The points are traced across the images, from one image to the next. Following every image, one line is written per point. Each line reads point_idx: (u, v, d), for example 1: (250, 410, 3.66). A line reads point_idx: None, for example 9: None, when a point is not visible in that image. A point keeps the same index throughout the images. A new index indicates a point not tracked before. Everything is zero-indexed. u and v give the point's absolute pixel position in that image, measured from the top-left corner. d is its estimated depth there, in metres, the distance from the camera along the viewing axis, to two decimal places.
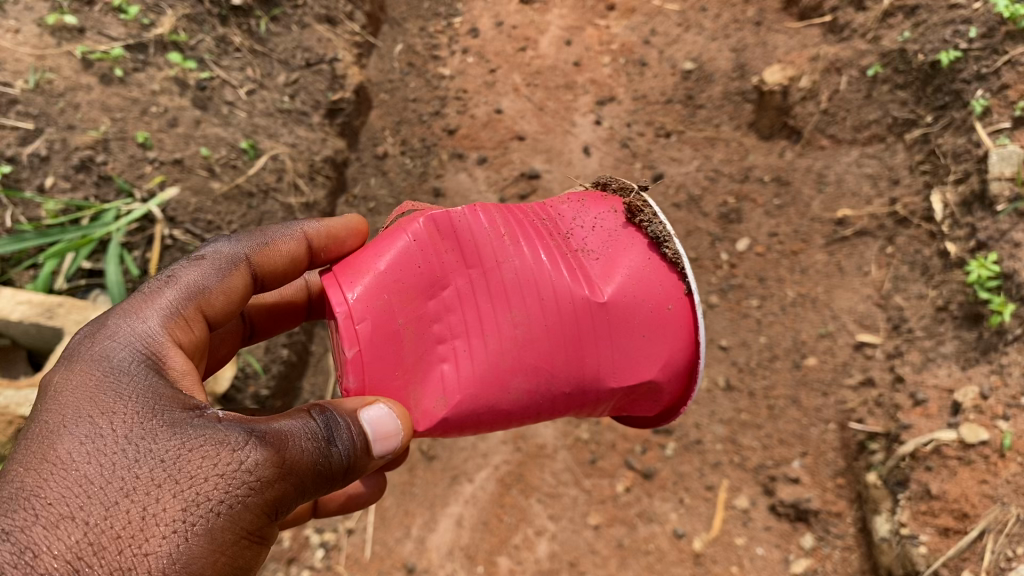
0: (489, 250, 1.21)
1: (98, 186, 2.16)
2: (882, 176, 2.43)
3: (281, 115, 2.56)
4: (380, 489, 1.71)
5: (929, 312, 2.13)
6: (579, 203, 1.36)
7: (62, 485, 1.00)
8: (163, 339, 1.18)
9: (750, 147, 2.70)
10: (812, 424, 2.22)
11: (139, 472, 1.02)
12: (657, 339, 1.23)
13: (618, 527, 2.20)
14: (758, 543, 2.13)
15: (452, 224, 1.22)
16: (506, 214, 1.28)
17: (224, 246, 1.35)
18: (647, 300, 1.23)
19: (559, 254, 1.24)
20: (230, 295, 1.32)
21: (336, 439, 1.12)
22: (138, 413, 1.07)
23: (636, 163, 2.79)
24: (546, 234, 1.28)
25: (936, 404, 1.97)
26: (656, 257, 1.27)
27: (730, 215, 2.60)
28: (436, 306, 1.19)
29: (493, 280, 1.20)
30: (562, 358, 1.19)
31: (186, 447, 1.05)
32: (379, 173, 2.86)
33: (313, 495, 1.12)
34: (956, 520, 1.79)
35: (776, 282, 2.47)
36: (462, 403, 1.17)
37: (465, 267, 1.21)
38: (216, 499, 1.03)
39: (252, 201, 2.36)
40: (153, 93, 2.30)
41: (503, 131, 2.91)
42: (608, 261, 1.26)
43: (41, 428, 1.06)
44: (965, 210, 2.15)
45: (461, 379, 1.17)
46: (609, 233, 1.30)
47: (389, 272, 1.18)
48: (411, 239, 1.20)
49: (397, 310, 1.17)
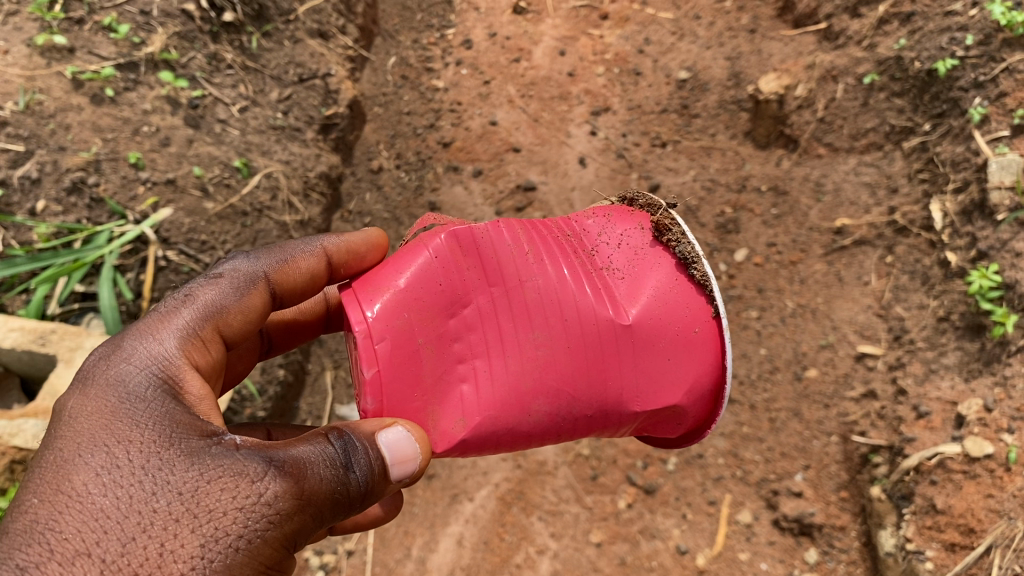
0: (512, 268, 1.20)
1: (90, 209, 2.15)
2: (880, 185, 2.42)
3: (274, 132, 2.54)
4: (396, 508, 1.61)
5: (931, 322, 2.11)
6: (604, 220, 1.34)
7: (79, 519, 0.98)
8: (180, 363, 1.17)
9: (746, 156, 2.69)
10: (813, 436, 2.20)
11: (156, 506, 1.00)
12: (682, 362, 1.21)
13: (620, 545, 2.18)
14: (762, 558, 2.11)
15: (474, 241, 1.21)
16: (530, 232, 1.27)
17: (243, 263, 1.34)
18: (672, 322, 1.20)
19: (583, 272, 1.23)
20: (248, 315, 1.30)
21: (353, 464, 1.10)
22: (154, 442, 1.06)
23: (632, 174, 2.77)
24: (571, 252, 1.27)
25: (939, 416, 1.95)
26: (683, 278, 1.24)
27: (727, 225, 2.58)
28: (457, 325, 1.17)
29: (515, 299, 1.18)
30: (585, 381, 1.17)
31: (204, 479, 1.03)
32: (374, 187, 2.82)
33: (330, 521, 1.11)
34: (963, 535, 1.77)
35: (775, 293, 2.45)
36: (481, 425, 1.14)
37: (488, 285, 1.19)
38: (234, 533, 1.01)
39: (247, 220, 2.34)
40: (145, 112, 2.28)
41: (498, 143, 2.89)
42: (633, 281, 1.24)
43: (57, 458, 1.04)
44: (965, 219, 2.14)
45: (481, 401, 1.14)
46: (635, 251, 1.28)
47: (409, 289, 1.15)
48: (432, 255, 1.18)
49: (417, 329, 1.14)
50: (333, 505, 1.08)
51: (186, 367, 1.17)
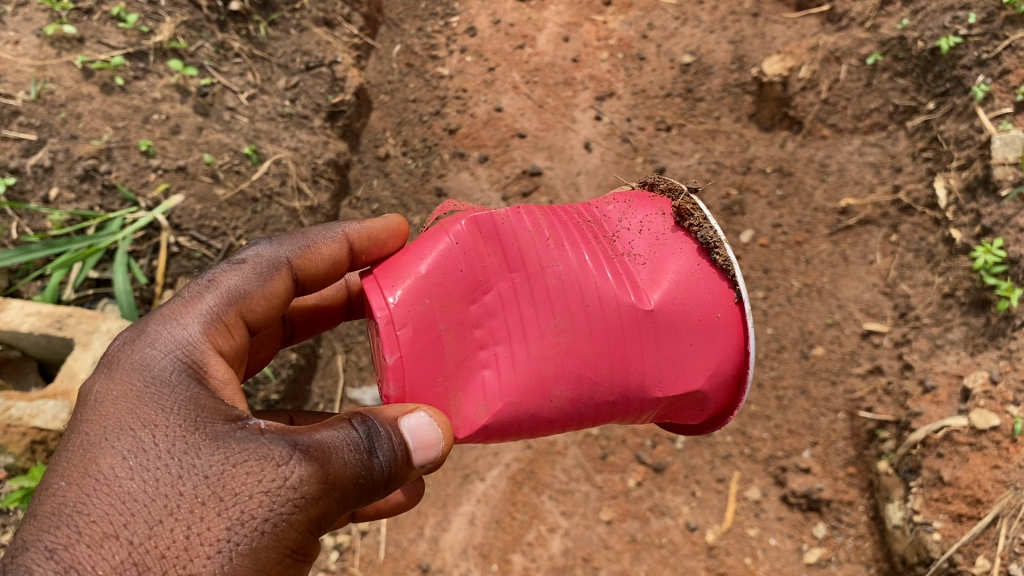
0: (532, 253, 1.22)
1: (102, 196, 2.16)
2: (884, 164, 2.44)
3: (282, 119, 2.56)
4: (419, 495, 1.60)
5: (936, 299, 2.13)
6: (625, 204, 1.35)
7: (107, 501, 1.01)
8: (204, 347, 1.19)
9: (751, 138, 2.71)
10: (820, 413, 2.23)
11: (183, 489, 1.02)
12: (705, 348, 1.22)
13: (630, 522, 2.21)
14: (771, 534, 2.14)
15: (494, 228, 1.22)
16: (550, 217, 1.28)
17: (265, 249, 1.35)
18: (694, 307, 1.22)
19: (604, 258, 1.24)
20: (267, 300, 1.32)
21: (376, 449, 1.12)
22: (180, 425, 1.08)
23: (637, 158, 2.79)
24: (591, 237, 1.28)
25: (945, 390, 1.98)
26: (704, 263, 1.25)
27: (732, 207, 2.60)
28: (478, 311, 1.19)
29: (537, 284, 1.20)
30: (606, 366, 1.19)
31: (229, 463, 1.06)
32: (381, 174, 2.84)
33: (354, 505, 1.13)
34: (970, 506, 1.79)
35: (781, 273, 2.47)
36: (502, 411, 1.16)
37: (509, 271, 1.20)
38: (260, 517, 1.04)
39: (257, 206, 2.35)
40: (155, 101, 2.30)
41: (504, 129, 2.91)
42: (655, 266, 1.25)
43: (83, 441, 1.07)
44: (969, 195, 2.15)
45: (503, 387, 1.16)
46: (656, 236, 1.29)
47: (431, 275, 1.17)
48: (453, 242, 1.20)
49: (439, 315, 1.16)
50: (356, 488, 1.10)
51: (208, 350, 1.19)
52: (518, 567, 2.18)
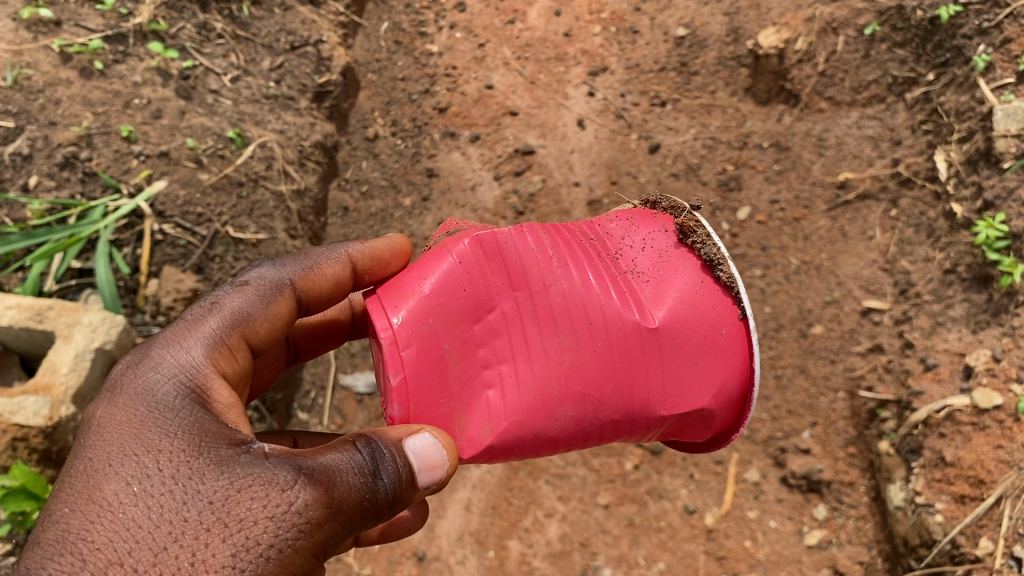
0: (536, 272, 1.18)
1: (83, 183, 2.11)
2: (883, 138, 2.38)
3: (267, 101, 2.50)
4: (422, 517, 1.62)
5: (937, 275, 2.09)
6: (629, 222, 1.32)
7: (111, 528, 1.00)
8: (207, 370, 1.19)
9: (747, 113, 2.64)
10: (820, 392, 2.19)
11: (187, 516, 1.01)
12: (711, 365, 1.18)
13: (628, 506, 2.18)
14: (771, 516, 2.11)
15: (498, 246, 1.19)
16: (554, 236, 1.25)
17: (269, 270, 1.35)
18: (698, 323, 1.18)
19: (608, 276, 1.21)
20: (271, 320, 1.31)
21: (381, 471, 1.10)
22: (183, 451, 1.07)
23: (632, 134, 2.74)
24: (595, 255, 1.25)
25: (947, 368, 1.94)
26: (708, 280, 1.22)
27: (729, 182, 2.55)
28: (481, 330, 1.16)
29: (540, 303, 1.16)
30: (611, 384, 1.15)
31: (233, 488, 1.04)
32: (370, 155, 2.79)
33: (360, 529, 1.11)
34: (972, 487, 1.75)
35: (779, 250, 2.42)
36: (507, 431, 1.12)
37: (512, 289, 1.17)
38: (265, 543, 1.02)
39: (242, 191, 2.30)
40: (135, 85, 2.25)
41: (495, 107, 2.85)
42: (659, 283, 1.21)
43: (88, 468, 1.06)
44: (970, 168, 2.10)
45: (507, 406, 1.12)
46: (660, 254, 1.26)
47: (433, 295, 1.15)
48: (456, 260, 1.17)
49: (442, 335, 1.14)
50: (363, 511, 1.08)
51: (212, 373, 1.19)
52: (515, 553, 2.15)
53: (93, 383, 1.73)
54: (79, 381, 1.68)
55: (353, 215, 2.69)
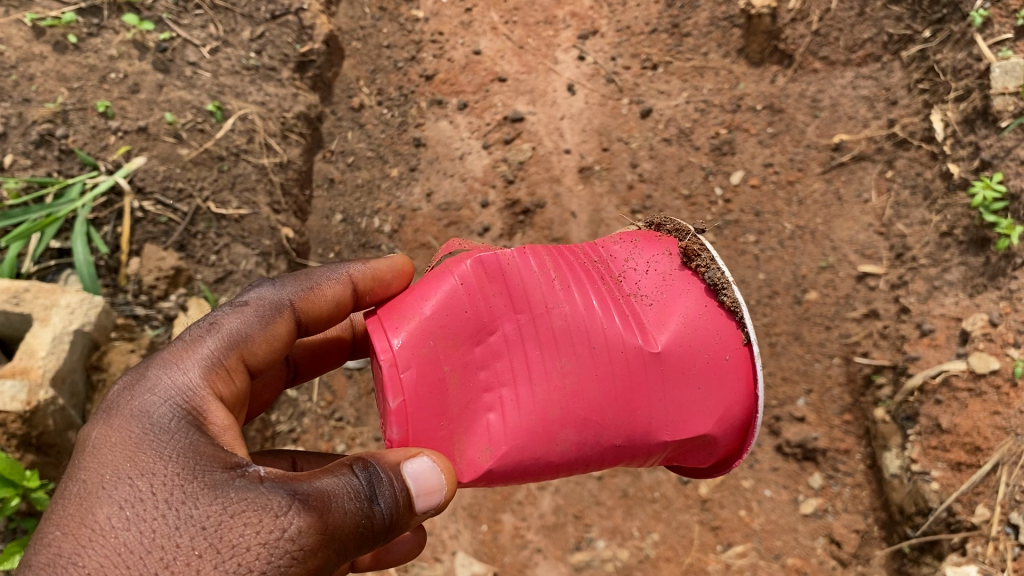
0: (538, 295, 1.16)
1: (60, 161, 2.06)
2: (879, 98, 2.33)
3: (247, 73, 2.44)
4: (420, 544, 1.58)
5: (933, 238, 2.04)
6: (632, 245, 1.30)
7: (102, 552, 0.95)
8: (203, 394, 1.14)
9: (740, 74, 2.58)
10: (815, 359, 2.16)
11: (179, 541, 0.97)
12: (714, 390, 1.16)
13: (621, 477, 2.16)
14: (766, 485, 2.09)
15: (501, 268, 1.17)
16: (556, 259, 1.23)
17: (269, 291, 1.31)
18: (702, 349, 1.16)
19: (611, 299, 1.19)
20: (269, 340, 1.26)
21: (379, 495, 1.07)
22: (178, 474, 1.03)
23: (623, 99, 2.69)
24: (598, 278, 1.22)
25: (943, 333, 1.91)
26: (712, 304, 1.19)
27: (722, 147, 2.49)
28: (482, 353, 1.14)
29: (543, 326, 1.14)
30: (613, 409, 1.12)
31: (226, 512, 1.00)
32: (356, 126, 2.73)
33: (355, 556, 1.07)
34: (969, 454, 1.73)
35: (773, 215, 2.37)
36: (508, 455, 1.09)
37: (514, 312, 1.15)
38: (258, 570, 0.98)
39: (223, 165, 2.25)
40: (111, 59, 2.20)
41: (483, 73, 2.79)
42: (662, 308, 1.19)
43: (79, 490, 1.02)
44: (967, 128, 2.05)
45: (508, 429, 1.10)
46: (663, 277, 1.23)
47: (435, 315, 1.12)
48: (458, 282, 1.14)
49: (443, 357, 1.11)
50: (360, 536, 1.04)
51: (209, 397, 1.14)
52: (508, 527, 2.13)
53: (73, 364, 1.70)
54: (58, 365, 1.64)
55: (339, 187, 2.62)
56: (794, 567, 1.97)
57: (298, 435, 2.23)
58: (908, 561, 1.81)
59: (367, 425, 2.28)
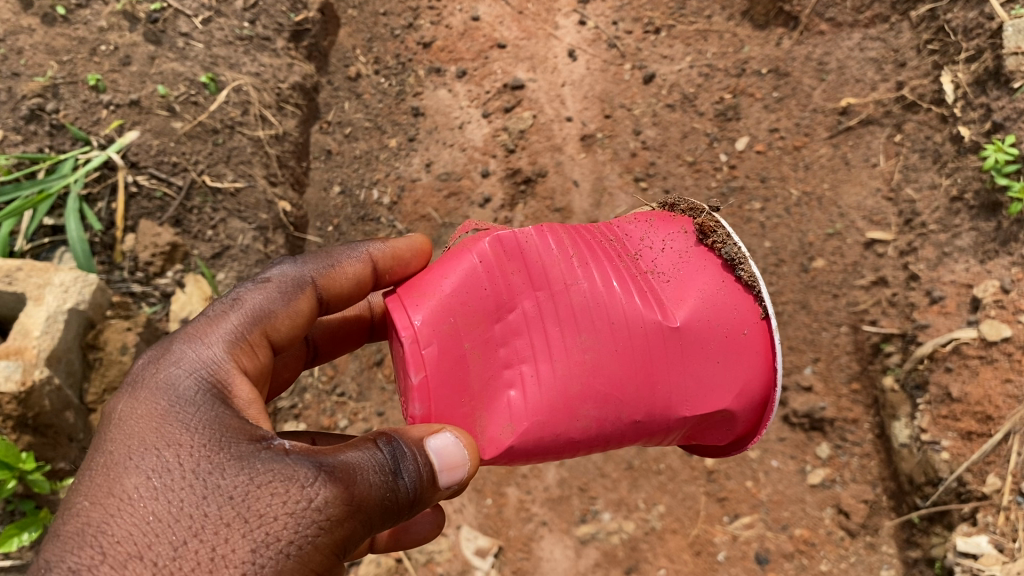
0: (557, 272, 1.13)
1: (52, 136, 2.03)
2: (887, 60, 2.27)
3: (240, 43, 2.38)
4: (439, 526, 1.54)
5: (943, 203, 2.00)
6: (646, 224, 1.26)
7: (130, 521, 0.92)
8: (227, 366, 1.11)
9: (744, 37, 2.53)
10: (822, 328, 2.13)
11: (207, 511, 0.94)
12: (733, 365, 1.13)
13: (627, 449, 2.14)
14: (773, 456, 2.06)
15: (519, 246, 1.14)
16: (573, 236, 1.20)
17: (290, 268, 1.27)
18: (722, 324, 1.13)
19: (629, 277, 1.16)
20: (293, 317, 1.23)
21: (404, 469, 1.03)
22: (204, 445, 1.00)
23: (625, 64, 2.63)
24: (614, 256, 1.19)
25: (953, 300, 1.87)
26: (730, 279, 1.17)
27: (726, 112, 2.45)
28: (502, 330, 1.11)
29: (561, 304, 1.11)
30: (632, 385, 1.09)
31: (252, 482, 0.97)
32: (353, 95, 2.69)
33: (381, 529, 1.04)
34: (980, 423, 1.70)
35: (779, 181, 2.32)
36: (529, 431, 1.07)
37: (534, 288, 1.12)
38: (285, 540, 0.95)
39: (218, 138, 2.20)
40: (101, 31, 2.15)
41: (482, 39, 2.73)
42: (679, 284, 1.16)
43: (105, 460, 0.99)
44: (978, 89, 2.01)
45: (529, 406, 1.08)
46: (680, 255, 1.20)
47: (454, 293, 1.10)
48: (477, 260, 1.12)
49: (463, 334, 1.09)
50: (387, 507, 1.02)
51: (233, 371, 1.11)
52: (513, 500, 2.11)
53: (68, 343, 1.68)
54: (52, 344, 1.61)
55: (336, 158, 2.59)
56: (801, 538, 1.95)
57: (299, 411, 2.22)
58: (917, 531, 1.80)
59: (370, 400, 2.25)
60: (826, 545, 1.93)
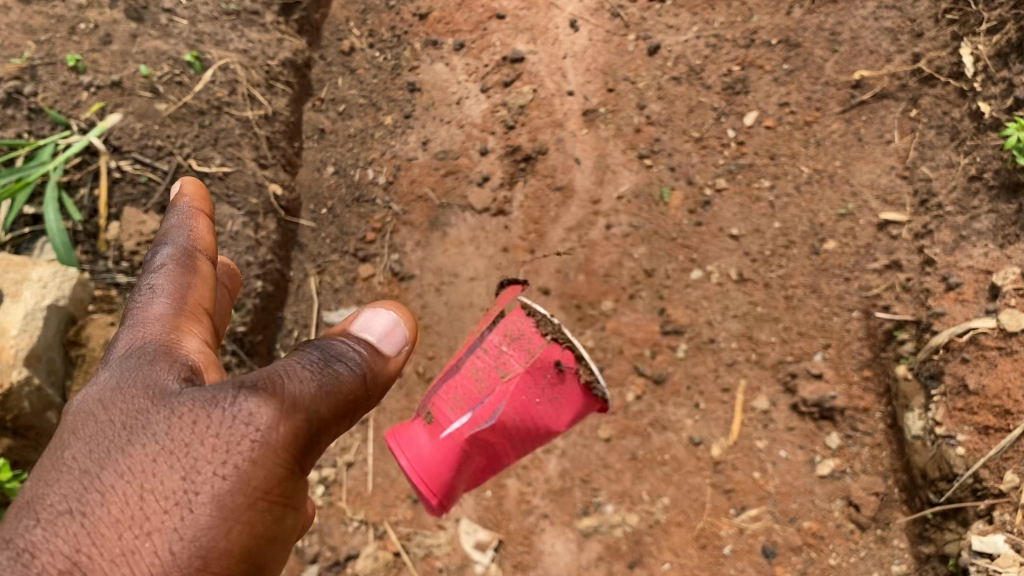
0: (481, 432, 1.47)
1: (30, 120, 1.95)
2: (903, 29, 2.19)
3: (227, 18, 2.30)
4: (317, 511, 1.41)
5: (961, 183, 1.92)
6: (531, 379, 1.44)
7: (62, 487, 0.93)
8: (157, 316, 1.11)
9: (753, 6, 2.44)
10: (833, 313, 2.05)
11: (135, 458, 0.94)
12: (583, 414, 1.49)
13: (630, 439, 2.08)
14: (782, 445, 1.99)
15: (454, 423, 1.47)
16: (474, 392, 1.48)
17: (170, 253, 1.20)
18: (576, 414, 1.49)
19: (519, 410, 1.45)
20: (205, 279, 1.19)
21: (340, 362, 1.09)
22: (134, 398, 1.00)
23: (630, 35, 2.53)
24: (508, 401, 1.45)
25: (970, 287, 1.79)
26: (587, 395, 1.45)
27: (735, 86, 2.36)
28: (452, 471, 1.49)
29: (485, 434, 1.47)
30: (533, 446, 1.52)
31: (177, 435, 0.96)
32: (347, 70, 2.61)
33: (327, 431, 1.05)
34: (997, 418, 1.64)
35: (789, 158, 2.24)
36: (474, 481, 1.56)
37: (468, 442, 1.47)
38: (218, 463, 0.95)
39: (204, 119, 2.13)
40: (79, 8, 2.07)
41: (480, 10, 2.63)
42: (560, 403, 1.46)
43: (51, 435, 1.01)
44: (1000, 62, 1.91)
45: (474, 480, 1.56)
46: (549, 382, 1.44)
47: (414, 468, 1.48)
48: (426, 435, 1.48)
49: (429, 473, 1.47)
50: (323, 416, 1.04)
51: (174, 335, 1.09)
52: (513, 492, 2.07)
53: (48, 341, 1.62)
54: (31, 343, 1.56)
55: (330, 137, 2.51)
56: (810, 531, 1.89)
57: None
58: (930, 527, 1.73)
59: None
60: (835, 538, 1.87)
